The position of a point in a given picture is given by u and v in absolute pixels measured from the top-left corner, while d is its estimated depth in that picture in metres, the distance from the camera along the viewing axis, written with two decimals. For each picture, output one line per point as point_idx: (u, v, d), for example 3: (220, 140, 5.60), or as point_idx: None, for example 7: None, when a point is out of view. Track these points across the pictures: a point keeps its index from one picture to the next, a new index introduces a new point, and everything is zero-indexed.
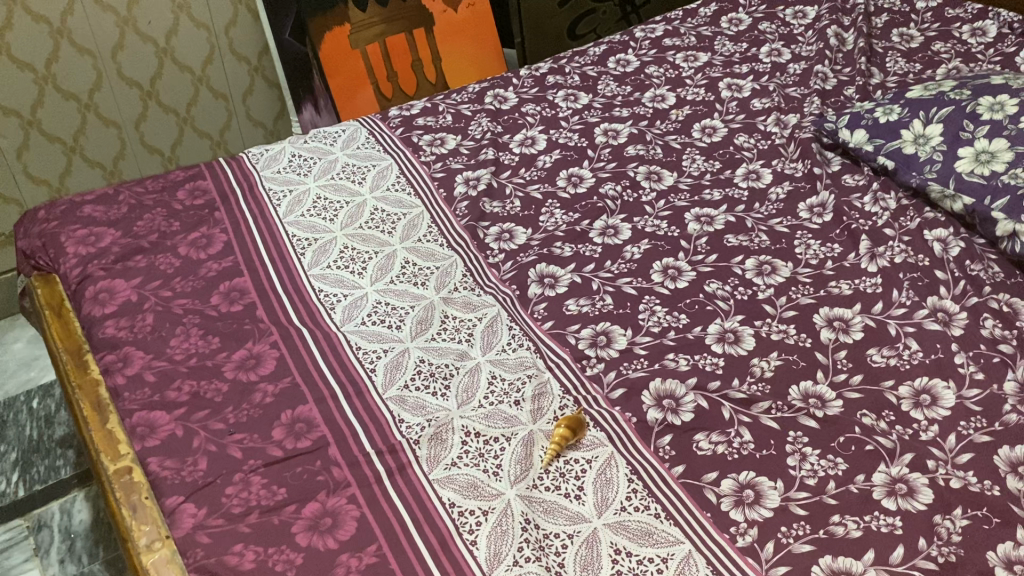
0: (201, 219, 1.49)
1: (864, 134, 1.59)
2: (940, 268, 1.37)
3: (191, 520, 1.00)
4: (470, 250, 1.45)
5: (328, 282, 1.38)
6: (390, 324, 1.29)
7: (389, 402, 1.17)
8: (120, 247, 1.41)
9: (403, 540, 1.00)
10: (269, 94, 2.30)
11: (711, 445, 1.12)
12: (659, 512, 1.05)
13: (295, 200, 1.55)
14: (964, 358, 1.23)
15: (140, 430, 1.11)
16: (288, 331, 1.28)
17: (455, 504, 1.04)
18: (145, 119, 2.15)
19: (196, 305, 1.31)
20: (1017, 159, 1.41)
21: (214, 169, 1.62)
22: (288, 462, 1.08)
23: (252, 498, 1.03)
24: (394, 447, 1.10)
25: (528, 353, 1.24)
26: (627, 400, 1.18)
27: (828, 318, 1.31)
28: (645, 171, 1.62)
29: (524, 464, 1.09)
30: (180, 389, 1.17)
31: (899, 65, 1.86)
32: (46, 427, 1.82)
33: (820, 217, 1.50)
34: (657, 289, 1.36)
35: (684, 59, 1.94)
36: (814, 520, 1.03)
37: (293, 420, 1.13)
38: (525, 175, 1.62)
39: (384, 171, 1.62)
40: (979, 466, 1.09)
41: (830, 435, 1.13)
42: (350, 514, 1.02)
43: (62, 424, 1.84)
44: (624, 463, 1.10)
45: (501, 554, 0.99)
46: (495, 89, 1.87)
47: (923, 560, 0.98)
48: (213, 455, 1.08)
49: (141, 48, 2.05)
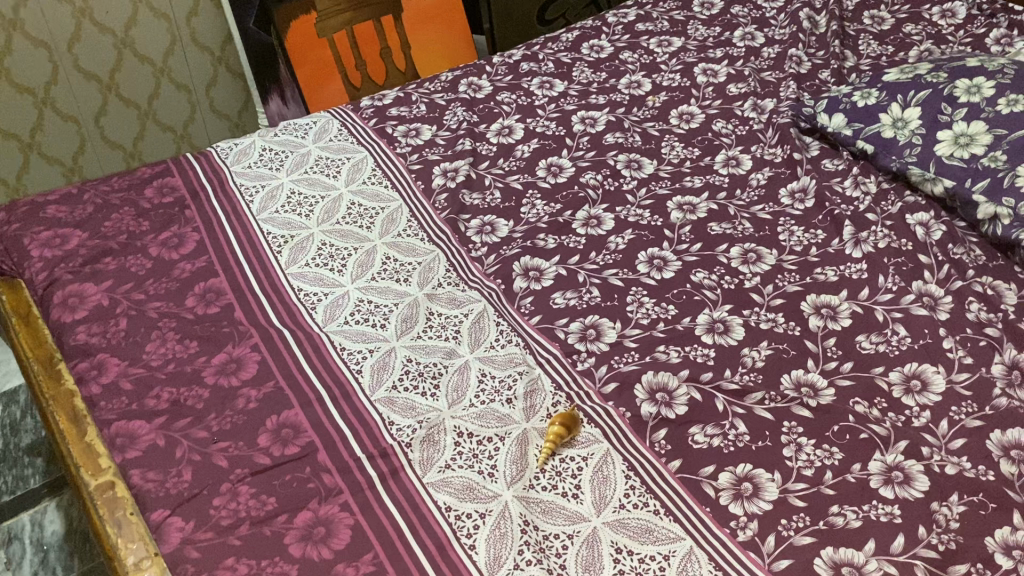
0: (171, 217, 1.44)
1: (843, 118, 1.58)
2: (923, 252, 1.37)
3: (178, 535, 0.97)
4: (451, 243, 1.42)
5: (307, 280, 1.34)
6: (374, 323, 1.26)
7: (377, 404, 1.14)
8: (88, 249, 1.35)
9: (400, 547, 0.97)
10: (233, 85, 2.23)
11: (706, 438, 1.11)
12: (658, 509, 1.03)
13: (268, 195, 1.50)
14: (952, 342, 1.23)
15: (120, 441, 1.07)
16: (268, 333, 1.24)
17: (451, 507, 1.02)
18: (105, 113, 2.07)
19: (171, 308, 1.27)
20: (996, 142, 1.41)
21: (182, 165, 1.57)
22: (277, 470, 1.05)
23: (241, 509, 1.00)
24: (386, 451, 1.07)
25: (517, 349, 1.22)
26: (620, 394, 1.16)
27: (816, 305, 1.30)
28: (625, 159, 1.60)
29: (520, 464, 1.07)
30: (159, 397, 1.13)
31: (872, 48, 1.86)
32: (11, 436, 1.75)
33: (802, 203, 1.49)
34: (643, 279, 1.34)
35: (658, 45, 1.92)
36: (813, 511, 1.03)
37: (279, 426, 1.10)
38: (503, 165, 1.59)
39: (359, 164, 1.58)
40: (972, 451, 1.09)
41: (824, 424, 1.13)
42: (344, 522, 0.99)
43: (28, 432, 1.77)
44: (621, 459, 1.08)
45: (501, 558, 0.97)
46: (468, 77, 1.83)
47: (924, 548, 0.98)
48: (198, 465, 1.04)
49: (98, 39, 1.97)
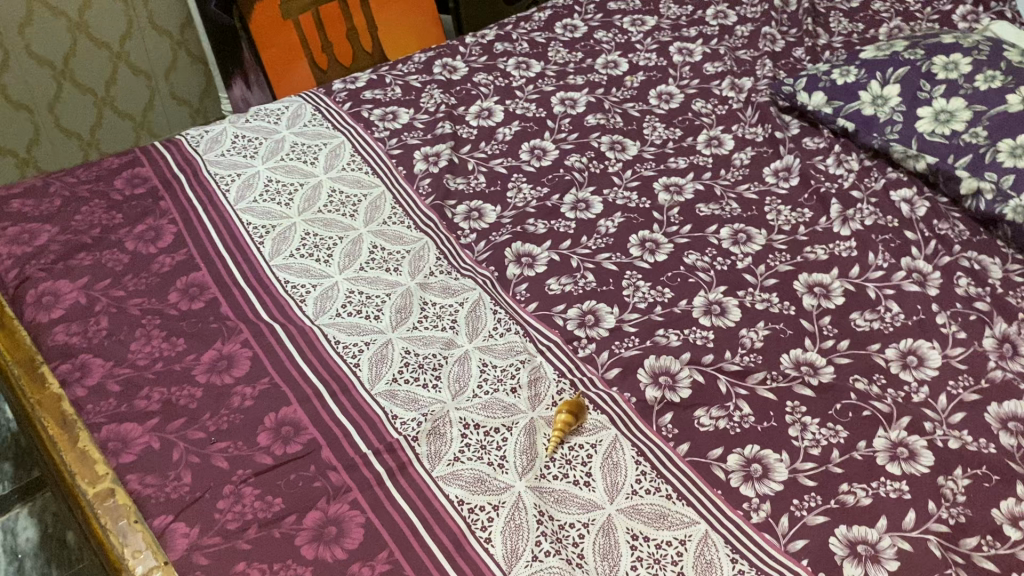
0: (145, 209, 1.38)
1: (823, 96, 1.59)
2: (909, 228, 1.39)
3: (184, 541, 0.93)
4: (440, 231, 1.39)
5: (293, 271, 1.30)
6: (367, 314, 1.23)
7: (379, 397, 1.11)
8: (59, 244, 1.29)
9: (414, 543, 0.95)
10: (193, 70, 2.16)
11: (712, 421, 1.11)
12: (670, 493, 1.03)
13: (245, 184, 1.45)
14: (944, 318, 1.24)
15: (112, 445, 1.02)
16: (259, 328, 1.20)
17: (464, 501, 1.00)
18: (59, 101, 1.98)
19: (153, 305, 1.22)
20: (976, 118, 1.43)
21: (152, 154, 1.51)
22: (280, 469, 1.01)
23: (247, 512, 0.96)
24: (392, 446, 1.05)
25: (516, 338, 1.20)
26: (624, 378, 1.15)
27: (808, 284, 1.30)
28: (608, 141, 1.58)
29: (530, 454, 1.05)
30: (149, 398, 1.08)
31: (843, 25, 1.87)
32: None
33: (787, 182, 1.50)
34: (637, 263, 1.33)
35: (631, 24, 1.90)
36: (823, 491, 1.03)
37: (278, 424, 1.06)
38: (486, 149, 1.56)
39: (337, 150, 1.53)
40: (973, 425, 1.11)
41: (827, 403, 1.13)
42: (356, 520, 0.97)
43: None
44: (629, 445, 1.07)
45: (518, 550, 0.95)
46: (442, 58, 1.79)
47: (935, 523, 0.99)
48: (197, 467, 1.01)
49: (51, 23, 1.88)
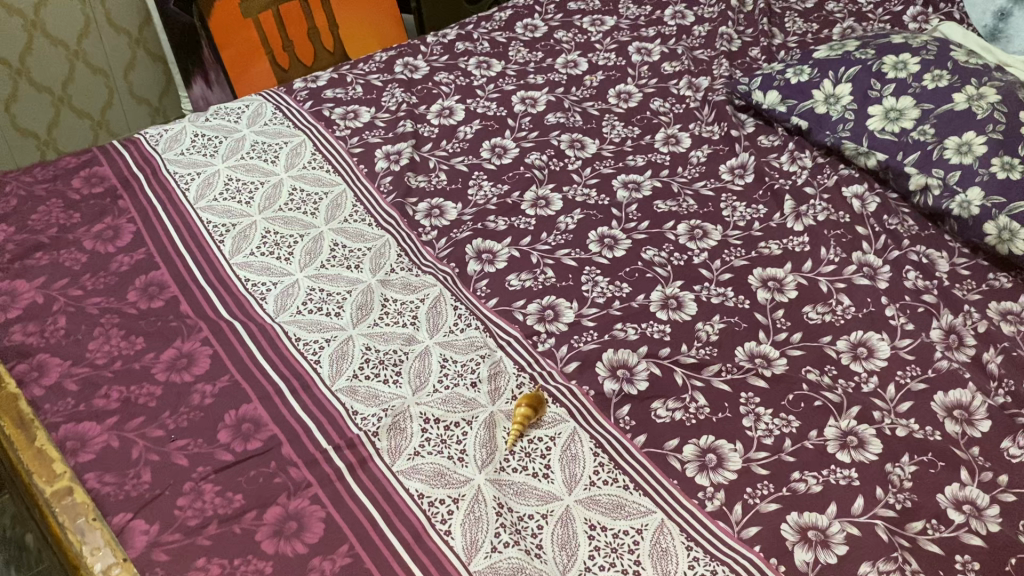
0: (103, 208, 1.37)
1: (777, 95, 1.62)
2: (860, 224, 1.42)
3: (144, 538, 0.93)
4: (401, 228, 1.40)
5: (253, 270, 1.30)
6: (328, 311, 1.24)
7: (339, 394, 1.11)
8: (15, 244, 1.28)
9: (374, 536, 0.96)
10: (152, 69, 2.14)
11: (669, 413, 1.13)
12: (627, 484, 1.05)
13: (205, 182, 1.44)
14: (893, 310, 1.28)
15: (70, 444, 1.02)
16: (219, 325, 1.19)
17: (424, 494, 1.01)
18: (15, 100, 1.94)
19: (112, 303, 1.21)
20: (924, 116, 1.46)
21: (110, 152, 1.50)
22: (240, 466, 1.02)
23: (207, 508, 0.97)
24: (352, 441, 1.05)
25: (477, 333, 1.22)
26: (583, 372, 1.17)
27: (763, 279, 1.33)
28: (568, 139, 1.60)
29: (489, 447, 1.06)
30: (108, 396, 1.08)
31: (798, 26, 1.90)
32: None
33: (742, 178, 1.52)
34: (596, 259, 1.35)
35: (591, 24, 1.93)
36: (776, 479, 1.06)
37: (239, 421, 1.07)
38: (447, 147, 1.58)
39: (298, 148, 1.53)
40: (919, 413, 1.14)
41: (780, 393, 1.16)
42: (316, 515, 0.97)
43: None
44: (588, 437, 1.09)
45: (477, 541, 0.96)
46: (403, 57, 1.80)
47: (882, 508, 1.02)
48: (157, 465, 1.01)
49: (7, 22, 1.85)
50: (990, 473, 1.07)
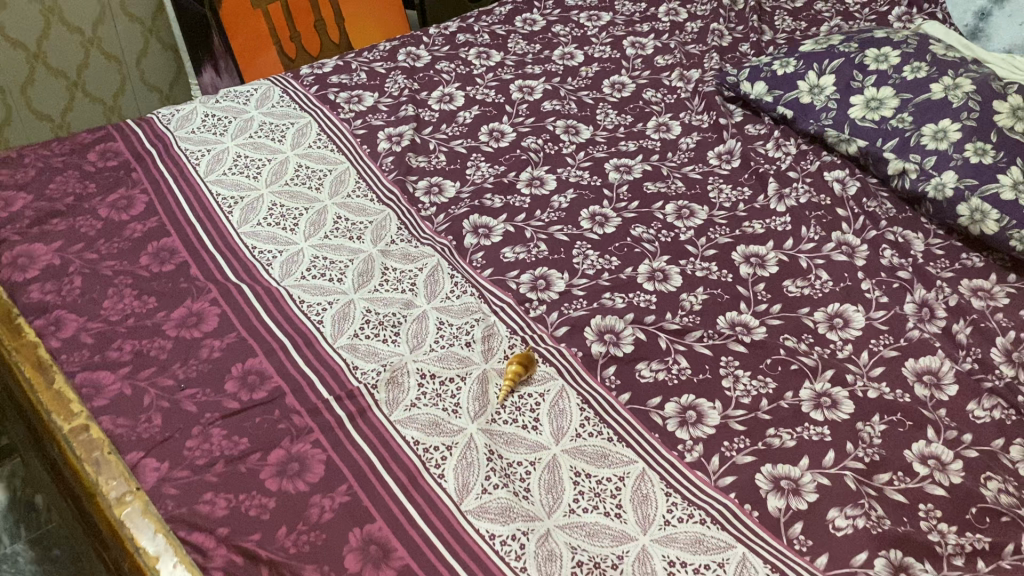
0: (118, 180, 1.44)
1: (764, 86, 1.69)
2: (840, 206, 1.49)
3: (155, 474, 0.99)
4: (401, 203, 1.46)
5: (261, 239, 1.36)
6: (330, 277, 1.30)
7: (341, 350, 1.18)
8: (34, 211, 1.34)
9: (372, 477, 1.02)
10: (163, 57, 2.21)
11: (653, 373, 1.19)
12: (611, 436, 1.11)
13: (215, 158, 1.51)
14: (870, 284, 1.34)
15: (85, 390, 1.08)
16: (227, 287, 1.26)
17: (419, 441, 1.07)
18: (32, 83, 2.01)
19: (125, 266, 1.28)
20: (903, 105, 1.53)
21: (124, 130, 1.56)
22: (246, 413, 1.07)
23: (215, 449, 1.02)
24: (352, 392, 1.11)
25: (472, 299, 1.28)
26: (572, 336, 1.23)
27: (745, 255, 1.40)
28: (563, 125, 1.67)
29: (481, 401, 1.13)
30: (121, 348, 1.15)
31: (787, 24, 1.98)
32: None
33: (728, 163, 1.59)
34: (587, 234, 1.42)
35: (588, 19, 2.00)
36: (752, 434, 1.12)
37: (245, 373, 1.13)
38: (446, 131, 1.64)
39: (304, 128, 1.60)
40: (891, 377, 1.20)
41: (758, 358, 1.22)
42: (317, 458, 1.03)
43: None
44: (575, 394, 1.15)
45: (469, 484, 1.03)
46: (406, 47, 1.87)
47: (852, 460, 1.08)
48: (167, 411, 1.07)
49: (27, 7, 1.92)
50: (956, 431, 1.13)
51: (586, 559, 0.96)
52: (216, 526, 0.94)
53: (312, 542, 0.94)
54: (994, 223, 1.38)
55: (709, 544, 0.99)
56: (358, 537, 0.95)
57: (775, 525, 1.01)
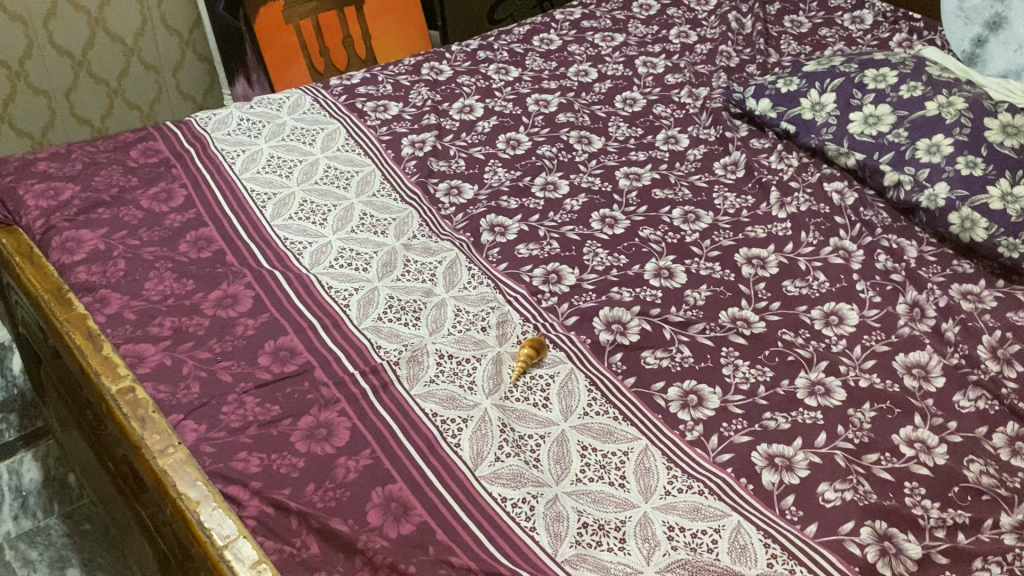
0: (158, 175, 1.53)
1: (768, 103, 1.78)
2: (839, 214, 1.57)
3: (194, 434, 1.07)
4: (423, 203, 1.55)
5: (292, 231, 1.45)
6: (356, 266, 1.39)
7: (366, 331, 1.26)
8: (81, 200, 1.44)
9: (393, 444, 1.10)
10: (198, 68, 2.32)
11: (657, 360, 1.27)
12: (617, 415, 1.18)
13: (249, 158, 1.61)
14: (864, 285, 1.42)
15: (129, 359, 1.17)
16: (261, 272, 1.35)
17: (437, 413, 1.15)
18: (75, 90, 2.12)
19: (165, 252, 1.37)
20: (899, 121, 1.62)
21: (164, 131, 1.66)
22: (278, 384, 1.16)
23: (249, 414, 1.11)
24: (376, 368, 1.20)
25: (488, 289, 1.36)
26: (581, 325, 1.32)
27: (747, 257, 1.48)
28: (576, 135, 1.77)
29: (496, 379, 1.20)
30: (162, 324, 1.23)
31: (792, 47, 2.08)
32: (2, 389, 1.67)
33: (733, 174, 1.68)
34: (597, 235, 1.50)
35: (602, 39, 2.10)
36: (749, 417, 1.19)
37: (277, 348, 1.22)
38: (466, 138, 1.74)
39: (333, 133, 1.70)
40: (882, 369, 1.28)
41: (757, 349, 1.30)
42: (343, 425, 1.11)
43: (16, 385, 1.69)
44: (584, 377, 1.23)
45: (483, 452, 1.10)
46: (430, 62, 1.97)
47: (842, 441, 1.15)
48: (204, 379, 1.15)
49: (73, 16, 2.03)
50: (942, 419, 1.20)
51: (591, 521, 1.04)
52: (250, 480, 1.01)
53: (337, 498, 1.02)
54: (983, 231, 1.46)
55: (706, 511, 1.06)
56: (380, 495, 1.03)
57: (768, 497, 1.08)
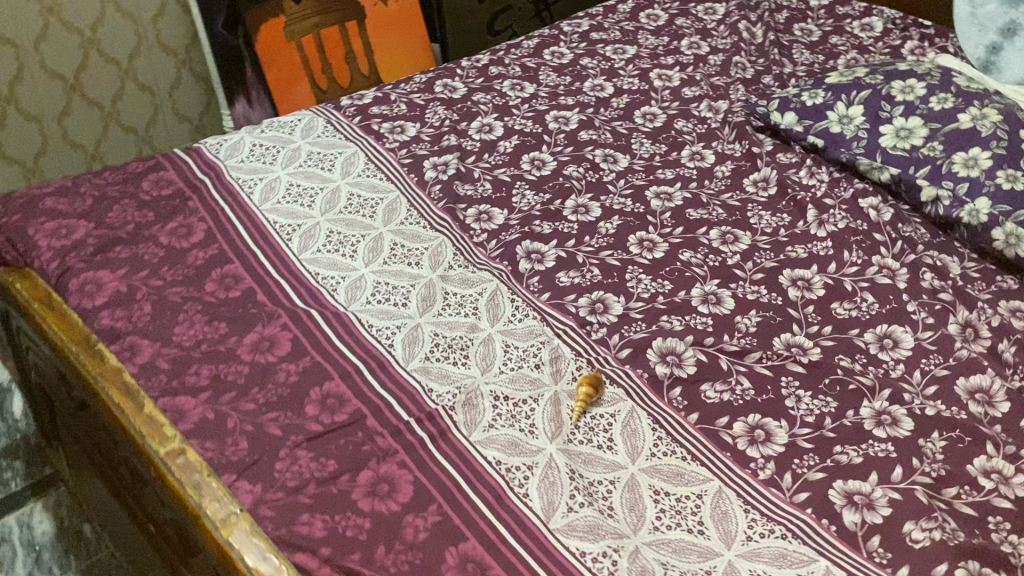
0: (174, 208, 1.45)
1: (794, 116, 1.75)
2: (878, 231, 1.54)
3: (250, 496, 1.00)
4: (454, 230, 1.49)
5: (322, 265, 1.38)
6: (395, 301, 1.32)
7: (414, 373, 1.20)
8: (96, 238, 1.35)
9: (460, 497, 1.04)
10: (195, 89, 2.23)
11: (717, 394, 1.22)
12: (685, 455, 1.13)
13: (267, 187, 1.53)
14: (915, 306, 1.39)
15: (169, 414, 1.09)
16: (297, 312, 1.28)
17: (501, 461, 1.09)
18: (68, 114, 2.02)
19: (192, 293, 1.29)
20: (932, 134, 1.59)
21: (174, 160, 1.58)
22: (330, 435, 1.09)
23: (305, 471, 1.04)
24: (431, 414, 1.14)
25: (535, 322, 1.31)
26: (635, 357, 1.26)
27: (792, 279, 1.44)
28: (601, 154, 1.72)
29: (556, 422, 1.15)
30: (198, 374, 1.16)
31: (805, 56, 2.05)
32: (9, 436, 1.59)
33: (765, 191, 1.64)
34: (637, 259, 1.46)
35: (614, 52, 2.05)
36: (820, 452, 1.15)
37: (324, 396, 1.15)
38: (489, 160, 1.68)
39: (352, 157, 1.63)
40: (945, 395, 1.25)
41: (817, 378, 1.26)
42: (405, 478, 1.05)
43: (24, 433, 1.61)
44: (646, 415, 1.18)
45: (554, 503, 1.05)
46: (441, 79, 1.91)
47: (920, 475, 1.12)
48: (252, 434, 1.08)
49: (65, 38, 1.95)
50: (1014, 447, 1.18)
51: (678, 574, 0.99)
52: (318, 547, 0.95)
53: (410, 562, 0.96)
54: None
55: (792, 557, 1.02)
56: (455, 556, 0.97)
57: (853, 539, 1.04)
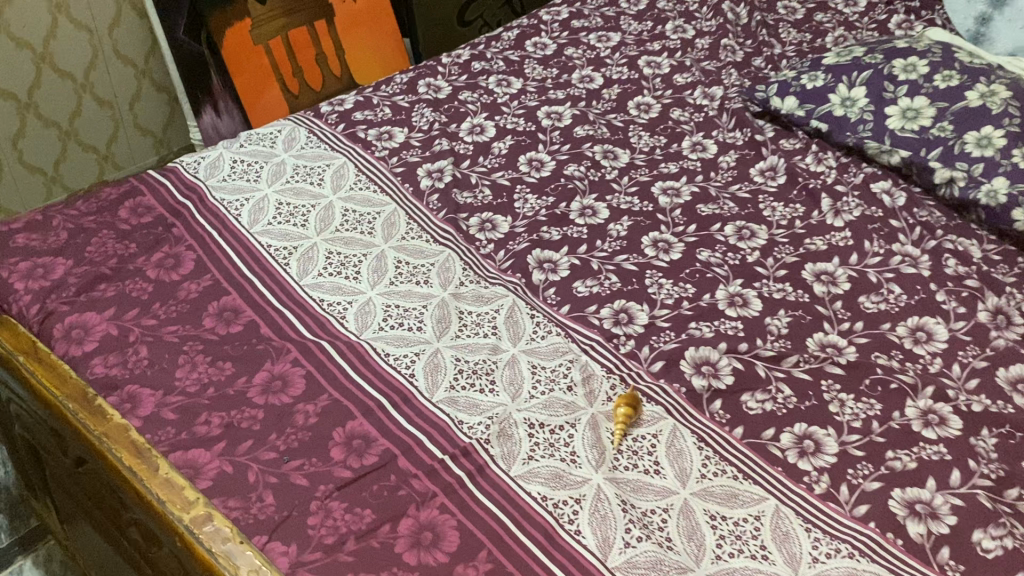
0: (158, 237, 1.35)
1: (795, 101, 1.69)
2: (894, 217, 1.50)
3: (286, 559, 0.92)
4: (459, 242, 1.41)
5: (325, 290, 1.29)
6: (410, 325, 1.24)
7: (441, 405, 1.12)
8: (78, 277, 1.25)
9: (509, 540, 0.97)
10: (156, 99, 2.11)
11: (759, 404, 1.16)
12: (737, 474, 1.08)
13: (256, 208, 1.43)
14: (944, 295, 1.35)
15: (185, 472, 1.00)
16: (306, 345, 1.19)
17: (548, 497, 1.02)
18: (23, 136, 1.90)
19: (190, 331, 1.19)
20: (940, 114, 1.55)
21: (150, 182, 1.47)
22: (361, 482, 1.01)
23: (341, 525, 0.96)
24: (466, 449, 1.06)
25: (559, 339, 1.24)
26: (669, 370, 1.20)
27: (815, 273, 1.39)
28: (600, 150, 1.64)
29: (599, 448, 1.08)
30: (209, 423, 1.06)
31: (793, 36, 2.00)
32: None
33: (774, 181, 1.59)
34: (655, 263, 1.39)
35: (598, 40, 1.98)
36: (873, 459, 1.10)
37: (348, 438, 1.06)
38: (485, 163, 1.60)
39: (341, 169, 1.53)
40: (989, 388, 1.21)
41: (857, 378, 1.21)
42: (448, 524, 0.97)
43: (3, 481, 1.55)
44: (689, 433, 1.12)
45: (610, 538, 0.98)
46: (423, 78, 1.82)
47: (979, 478, 1.08)
48: (277, 487, 1.00)
49: (15, 54, 1.82)
50: None
51: None
52: None
53: None
54: None
55: None
56: None
57: (922, 552, 1.00)
